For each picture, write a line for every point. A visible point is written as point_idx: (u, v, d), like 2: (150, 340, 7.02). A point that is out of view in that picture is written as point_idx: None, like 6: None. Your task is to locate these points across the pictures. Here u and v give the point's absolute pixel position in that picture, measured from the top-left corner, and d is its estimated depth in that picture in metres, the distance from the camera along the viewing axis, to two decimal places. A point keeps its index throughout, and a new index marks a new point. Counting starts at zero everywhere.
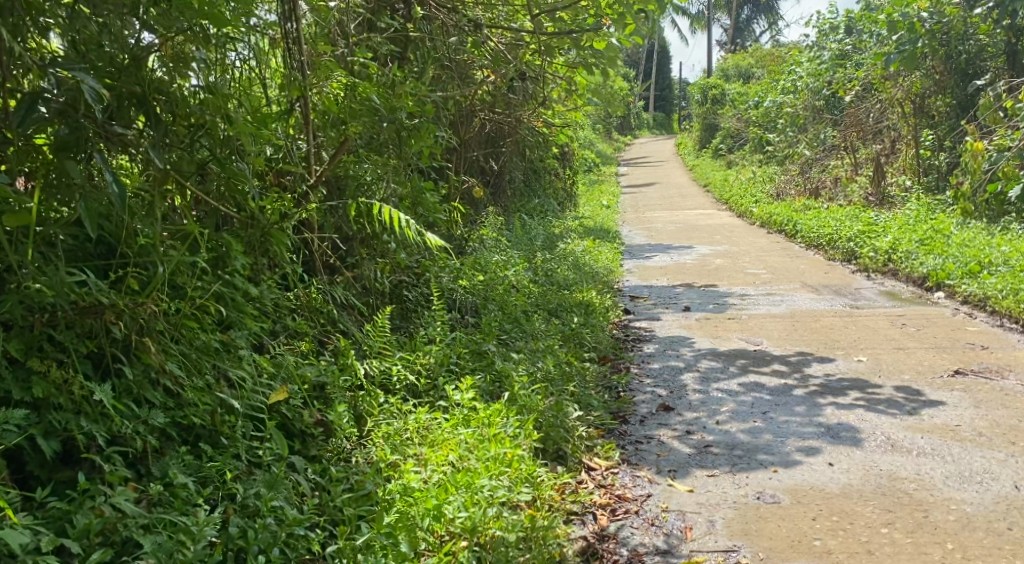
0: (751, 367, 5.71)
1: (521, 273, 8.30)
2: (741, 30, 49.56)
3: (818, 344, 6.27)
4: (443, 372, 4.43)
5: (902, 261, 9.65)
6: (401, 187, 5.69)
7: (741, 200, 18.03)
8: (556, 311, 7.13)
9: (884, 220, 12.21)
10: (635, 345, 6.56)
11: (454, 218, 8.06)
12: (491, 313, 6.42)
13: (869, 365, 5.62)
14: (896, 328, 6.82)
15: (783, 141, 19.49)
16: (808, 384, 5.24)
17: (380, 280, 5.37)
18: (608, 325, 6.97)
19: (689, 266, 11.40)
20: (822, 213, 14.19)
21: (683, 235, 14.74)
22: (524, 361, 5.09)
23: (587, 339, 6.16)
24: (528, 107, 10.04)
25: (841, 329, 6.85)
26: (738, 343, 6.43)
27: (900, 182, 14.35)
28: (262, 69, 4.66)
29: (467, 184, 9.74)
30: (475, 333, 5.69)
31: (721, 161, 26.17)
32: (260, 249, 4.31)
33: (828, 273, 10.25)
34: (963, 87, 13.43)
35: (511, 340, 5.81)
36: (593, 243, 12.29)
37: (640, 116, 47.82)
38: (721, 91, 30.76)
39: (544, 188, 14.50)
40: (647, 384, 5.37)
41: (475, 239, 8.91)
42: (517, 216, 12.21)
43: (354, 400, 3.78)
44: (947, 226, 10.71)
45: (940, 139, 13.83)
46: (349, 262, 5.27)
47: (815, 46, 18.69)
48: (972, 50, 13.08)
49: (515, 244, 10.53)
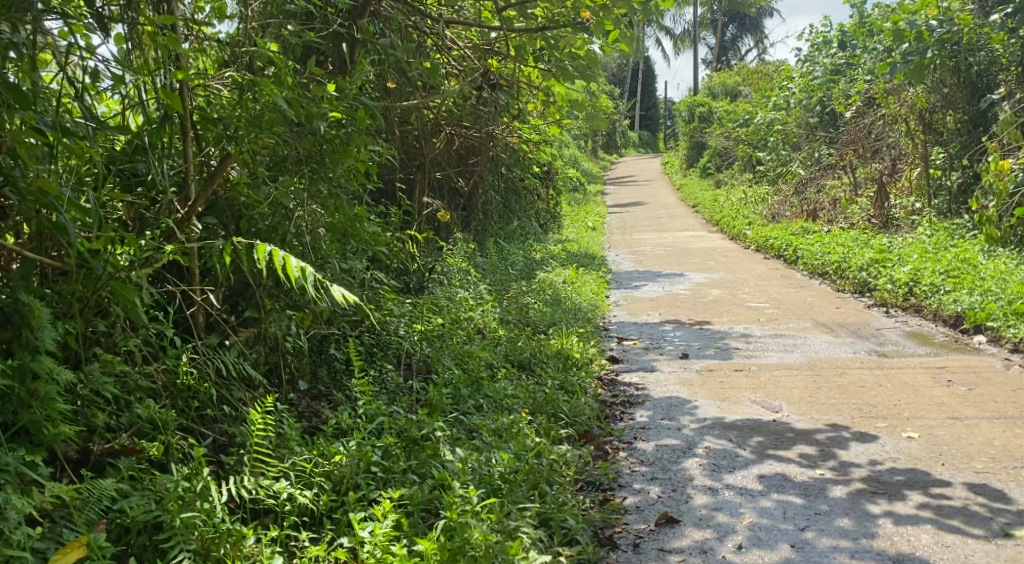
0: (770, 449, 4.45)
1: (487, 314, 7.08)
2: (727, 47, 48.52)
3: (852, 413, 5.03)
4: (358, 480, 3.19)
5: (927, 296, 8.50)
6: (324, 217, 4.41)
7: (733, 222, 16.85)
8: (526, 364, 5.90)
9: (898, 246, 11.03)
10: (623, 411, 5.28)
11: (408, 250, 6.81)
12: (445, 373, 5.18)
13: (925, 446, 4.40)
14: (941, 386, 5.60)
15: (776, 160, 18.31)
16: (848, 479, 3.99)
17: (290, 342, 4.06)
18: (591, 383, 5.69)
19: (682, 297, 10.19)
20: (824, 237, 12.98)
21: (673, 260, 13.53)
22: (477, 450, 3.81)
23: (564, 408, 4.85)
24: (501, 120, 8.84)
25: (873, 388, 5.60)
26: (752, 410, 5.17)
27: (906, 204, 13.21)
28: (149, 80, 3.48)
29: (429, 207, 8.51)
30: (419, 408, 4.41)
31: (710, 180, 25.04)
32: (91, 310, 3.11)
33: (840, 307, 9.06)
34: (974, 103, 11.96)
35: (467, 414, 4.54)
36: (576, 270, 11.06)
37: (625, 134, 46.74)
38: (708, 108, 29.67)
39: (524, 209, 13.26)
40: (639, 475, 4.11)
41: (437, 272, 7.67)
42: (491, 241, 10.97)
43: (202, 549, 2.61)
44: (971, 255, 9.50)
45: (950, 157, 12.37)
46: (249, 320, 4.01)
47: (807, 61, 17.69)
48: (983, 62, 11.68)
49: (486, 274, 9.29)
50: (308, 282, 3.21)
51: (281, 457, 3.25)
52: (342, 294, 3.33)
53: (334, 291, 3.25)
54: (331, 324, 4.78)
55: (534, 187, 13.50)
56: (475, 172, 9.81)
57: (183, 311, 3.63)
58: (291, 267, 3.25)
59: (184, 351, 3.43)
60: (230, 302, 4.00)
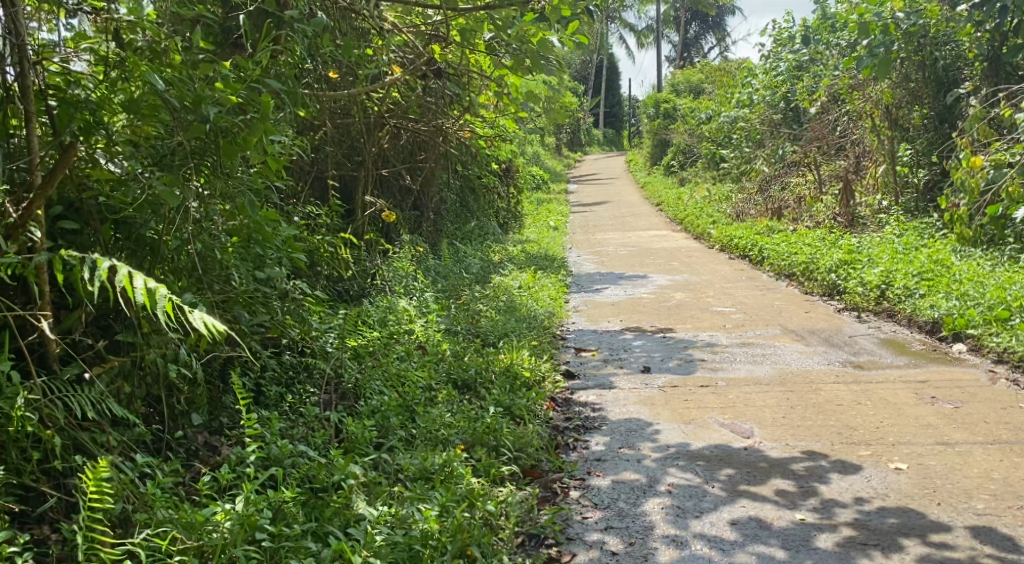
0: (742, 485, 3.88)
1: (432, 325, 6.47)
2: (690, 45, 47.97)
3: (831, 438, 4.50)
4: (237, 553, 2.58)
5: (900, 299, 8.05)
6: (223, 220, 4.01)
7: (696, 221, 16.39)
8: (469, 384, 5.31)
9: (867, 246, 10.59)
10: (577, 438, 4.69)
11: (338, 255, 6.18)
12: (374, 400, 4.56)
13: (917, 481, 3.89)
14: (925, 406, 5.11)
15: (738, 158, 17.88)
16: (835, 523, 3.45)
17: (174, 370, 3.41)
18: (542, 405, 5.09)
19: (645, 301, 9.67)
20: (790, 237, 12.53)
21: (637, 261, 12.99)
22: (396, 501, 3.25)
23: (507, 439, 4.25)
24: (451, 113, 8.27)
25: (852, 408, 5.08)
26: (719, 435, 4.61)
27: (872, 202, 12.76)
28: None
29: (373, 207, 7.89)
30: (335, 447, 3.85)
31: (674, 178, 24.61)
32: None
33: (810, 312, 8.59)
34: (940, 99, 11.64)
35: (393, 450, 3.94)
36: (534, 273, 10.48)
37: (589, 132, 46.28)
38: (672, 106, 29.29)
39: (483, 209, 12.64)
40: (593, 523, 3.53)
41: (377, 279, 7.04)
42: (445, 242, 10.35)
43: None
44: (944, 256, 9.08)
45: (918, 154, 11.99)
46: (122, 345, 3.38)
47: (770, 57, 17.30)
48: (950, 57, 11.42)
49: (436, 279, 8.67)
50: (165, 308, 2.63)
51: (132, 529, 2.63)
52: (210, 323, 2.79)
53: (194, 318, 2.67)
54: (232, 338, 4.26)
55: (493, 185, 12.86)
56: (424, 169, 9.20)
57: (24, 341, 2.94)
58: (138, 288, 2.64)
59: (22, 390, 2.69)
60: (100, 324, 3.35)
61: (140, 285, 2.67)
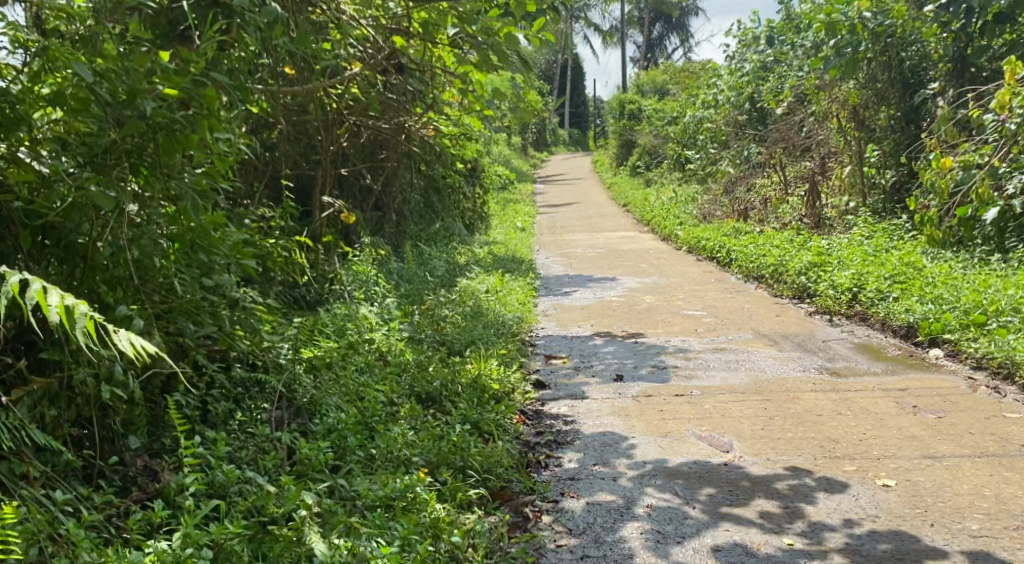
0: (723, 506, 3.66)
1: (394, 333, 6.18)
2: (654, 46, 48.00)
3: (813, 452, 4.29)
4: None
5: (872, 303, 7.91)
6: (164, 223, 3.76)
7: (664, 222, 16.23)
8: (433, 396, 5.03)
9: (835, 248, 10.47)
10: (548, 455, 4.43)
11: (294, 259, 5.86)
12: (330, 417, 4.27)
13: (908, 499, 3.69)
14: (907, 415, 4.93)
15: (704, 158, 17.73)
16: (824, 549, 3.24)
17: (106, 390, 3.11)
18: (510, 418, 4.83)
19: (614, 304, 9.45)
20: (758, 238, 12.38)
21: (605, 263, 12.78)
22: (351, 533, 3.02)
23: (473, 458, 3.99)
24: (414, 111, 7.99)
25: (832, 418, 4.89)
26: (697, 449, 4.39)
27: (838, 203, 12.67)
28: None
29: (332, 209, 7.58)
30: (286, 471, 3.62)
31: (640, 179, 24.49)
32: None
33: (781, 315, 8.43)
34: (906, 99, 11.48)
35: (351, 474, 3.66)
36: (501, 276, 10.22)
37: (554, 132, 46.11)
38: (637, 107, 29.20)
39: (448, 210, 12.35)
40: (565, 552, 3.32)
41: (336, 285, 6.73)
42: (408, 244, 10.05)
43: None
44: (914, 259, 8.97)
45: (885, 155, 11.82)
46: (47, 363, 3.16)
47: (735, 58, 17.20)
48: (915, 57, 11.24)
49: (400, 283, 8.38)
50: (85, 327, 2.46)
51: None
52: (140, 343, 2.61)
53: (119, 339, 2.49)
54: (171, 351, 4.02)
55: (458, 186, 12.56)
56: (386, 169, 8.90)
57: None
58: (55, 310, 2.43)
59: None
60: (24, 341, 3.14)
61: (56, 303, 2.47)
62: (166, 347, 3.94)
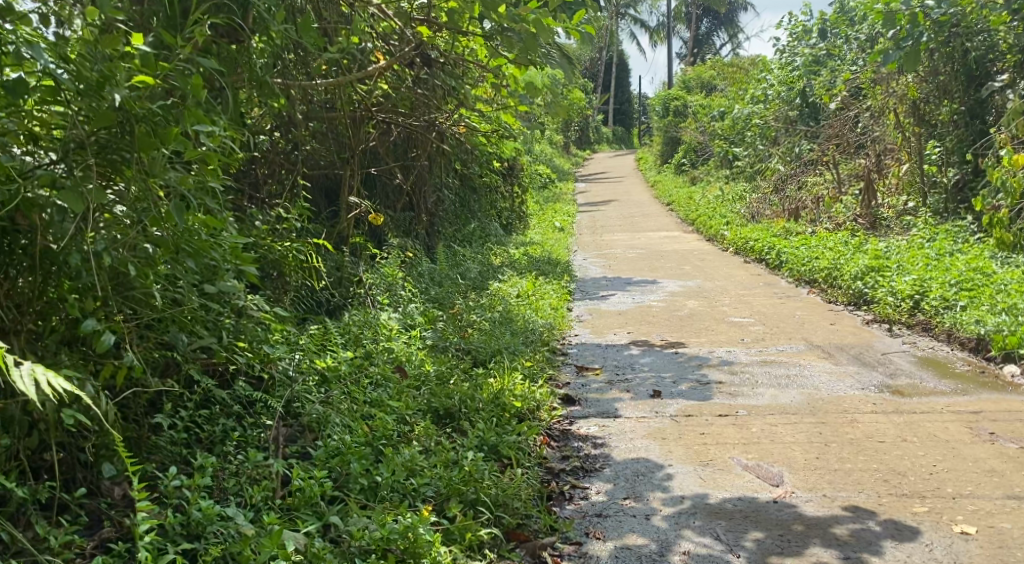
0: (773, 557, 3.17)
1: (414, 341, 5.76)
2: (701, 42, 47.10)
3: (879, 489, 3.76)
4: None
5: (937, 312, 7.29)
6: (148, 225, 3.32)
7: (709, 222, 15.62)
8: (450, 415, 4.59)
9: (893, 251, 9.82)
10: (575, 485, 3.96)
11: (308, 263, 5.48)
12: (331, 440, 3.87)
13: (991, 551, 3.16)
14: (983, 444, 4.37)
15: (753, 156, 17.05)
16: None
17: (67, 418, 2.81)
18: (533, 441, 4.39)
19: (654, 309, 8.94)
20: (809, 239, 11.75)
21: (645, 264, 12.24)
22: None
23: (488, 492, 3.53)
24: (442, 106, 7.55)
25: (897, 446, 4.34)
26: (745, 482, 3.89)
27: (896, 203, 11.98)
28: None
29: (355, 209, 7.20)
30: (277, 508, 3.22)
31: (685, 176, 23.81)
32: None
33: (835, 324, 7.85)
34: (971, 92, 10.63)
35: (347, 512, 3.24)
36: (536, 278, 9.76)
37: (598, 129, 45.48)
38: (682, 103, 28.48)
39: (484, 209, 11.92)
40: None
41: (356, 288, 6.35)
42: (439, 245, 9.64)
43: None
44: (983, 264, 8.29)
45: (948, 151, 11.07)
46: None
47: (785, 51, 16.50)
48: (982, 47, 10.33)
49: (427, 285, 7.97)
50: None
51: None
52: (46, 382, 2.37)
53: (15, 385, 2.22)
54: (159, 364, 3.62)
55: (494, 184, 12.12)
56: (414, 166, 8.48)
57: None
58: None
59: None
60: None
61: None
62: (152, 361, 3.55)
